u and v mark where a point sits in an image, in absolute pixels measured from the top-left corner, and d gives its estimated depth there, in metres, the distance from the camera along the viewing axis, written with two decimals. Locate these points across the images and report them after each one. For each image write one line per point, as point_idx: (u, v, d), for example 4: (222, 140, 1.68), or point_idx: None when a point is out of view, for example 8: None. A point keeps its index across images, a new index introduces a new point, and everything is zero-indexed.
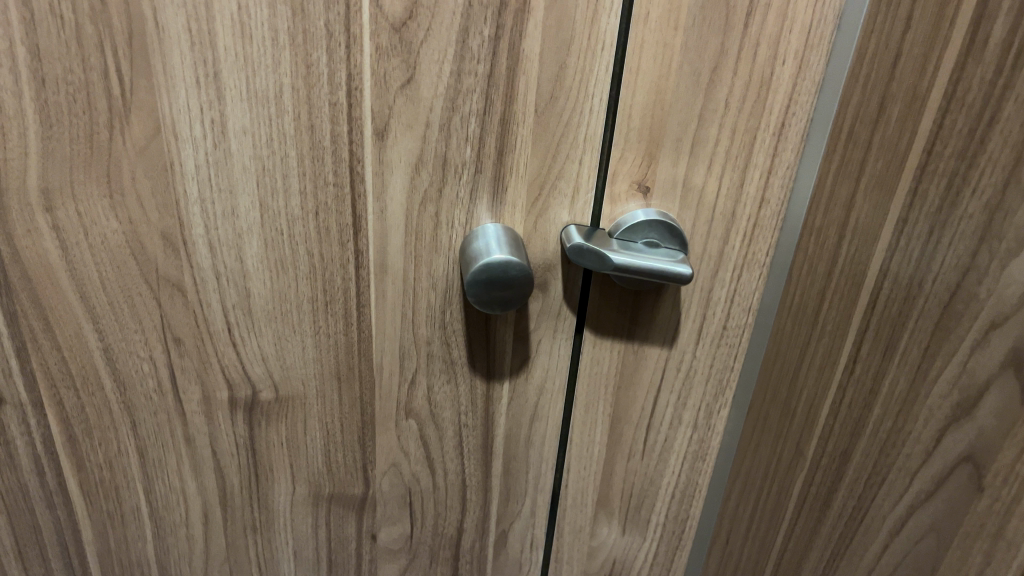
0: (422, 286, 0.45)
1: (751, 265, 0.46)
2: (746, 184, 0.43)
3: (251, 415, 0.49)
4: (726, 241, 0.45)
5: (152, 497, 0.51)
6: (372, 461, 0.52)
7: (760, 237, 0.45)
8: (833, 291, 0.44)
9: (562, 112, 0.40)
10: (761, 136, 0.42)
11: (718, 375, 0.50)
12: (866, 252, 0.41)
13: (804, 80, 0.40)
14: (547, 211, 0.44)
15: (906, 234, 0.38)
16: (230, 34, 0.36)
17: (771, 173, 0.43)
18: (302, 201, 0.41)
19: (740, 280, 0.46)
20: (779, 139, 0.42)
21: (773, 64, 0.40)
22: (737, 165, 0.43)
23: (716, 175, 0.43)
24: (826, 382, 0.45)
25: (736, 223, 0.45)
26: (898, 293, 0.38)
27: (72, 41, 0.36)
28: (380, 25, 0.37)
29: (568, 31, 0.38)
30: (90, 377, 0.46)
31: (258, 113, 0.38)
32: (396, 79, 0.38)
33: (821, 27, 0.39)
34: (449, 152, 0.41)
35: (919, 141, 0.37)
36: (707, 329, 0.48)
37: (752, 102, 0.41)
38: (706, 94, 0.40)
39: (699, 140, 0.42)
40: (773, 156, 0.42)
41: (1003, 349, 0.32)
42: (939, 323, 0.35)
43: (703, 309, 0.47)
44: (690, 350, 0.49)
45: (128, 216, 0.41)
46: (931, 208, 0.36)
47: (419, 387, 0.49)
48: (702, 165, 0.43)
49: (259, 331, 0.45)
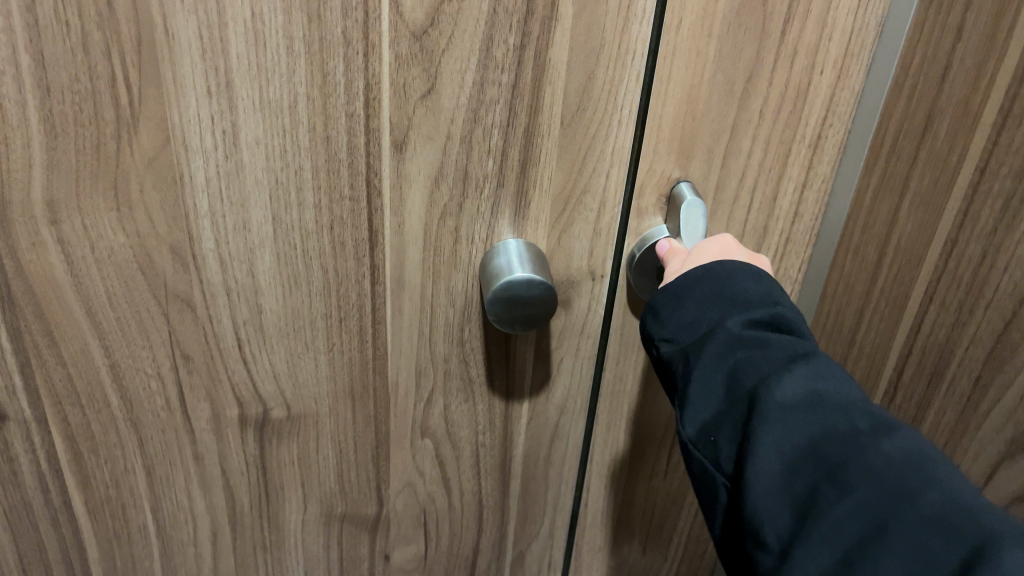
0: (440, 302, 0.43)
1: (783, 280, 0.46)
2: (779, 199, 0.42)
3: (262, 433, 0.47)
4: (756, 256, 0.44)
5: (160, 515, 0.50)
6: (386, 480, 0.51)
7: (793, 252, 0.45)
8: (872, 310, 0.44)
9: (589, 124, 0.38)
10: (796, 148, 0.40)
11: None
12: (909, 274, 0.41)
13: (843, 89, 0.39)
14: (571, 226, 0.42)
15: (955, 257, 0.38)
16: (243, 42, 0.34)
17: (806, 186, 0.42)
18: (317, 214, 0.40)
19: None
20: (814, 150, 0.41)
21: (812, 73, 0.38)
22: (770, 177, 0.41)
23: (749, 188, 0.41)
24: None
25: (768, 237, 0.44)
26: (945, 318, 0.39)
27: (78, 48, 0.34)
28: (400, 32, 0.35)
29: (599, 39, 0.36)
30: (96, 394, 0.44)
31: (272, 123, 0.37)
32: (416, 89, 0.37)
33: (863, 34, 0.37)
34: (470, 164, 0.39)
35: (969, 157, 0.36)
36: None
37: (788, 112, 0.39)
38: (741, 105, 0.39)
39: (732, 152, 0.40)
40: (809, 168, 0.41)
41: None
42: (992, 350, 0.37)
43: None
44: None
45: (136, 230, 0.39)
46: (985, 230, 0.36)
47: (436, 406, 0.48)
48: (734, 177, 0.41)
49: (271, 348, 0.44)
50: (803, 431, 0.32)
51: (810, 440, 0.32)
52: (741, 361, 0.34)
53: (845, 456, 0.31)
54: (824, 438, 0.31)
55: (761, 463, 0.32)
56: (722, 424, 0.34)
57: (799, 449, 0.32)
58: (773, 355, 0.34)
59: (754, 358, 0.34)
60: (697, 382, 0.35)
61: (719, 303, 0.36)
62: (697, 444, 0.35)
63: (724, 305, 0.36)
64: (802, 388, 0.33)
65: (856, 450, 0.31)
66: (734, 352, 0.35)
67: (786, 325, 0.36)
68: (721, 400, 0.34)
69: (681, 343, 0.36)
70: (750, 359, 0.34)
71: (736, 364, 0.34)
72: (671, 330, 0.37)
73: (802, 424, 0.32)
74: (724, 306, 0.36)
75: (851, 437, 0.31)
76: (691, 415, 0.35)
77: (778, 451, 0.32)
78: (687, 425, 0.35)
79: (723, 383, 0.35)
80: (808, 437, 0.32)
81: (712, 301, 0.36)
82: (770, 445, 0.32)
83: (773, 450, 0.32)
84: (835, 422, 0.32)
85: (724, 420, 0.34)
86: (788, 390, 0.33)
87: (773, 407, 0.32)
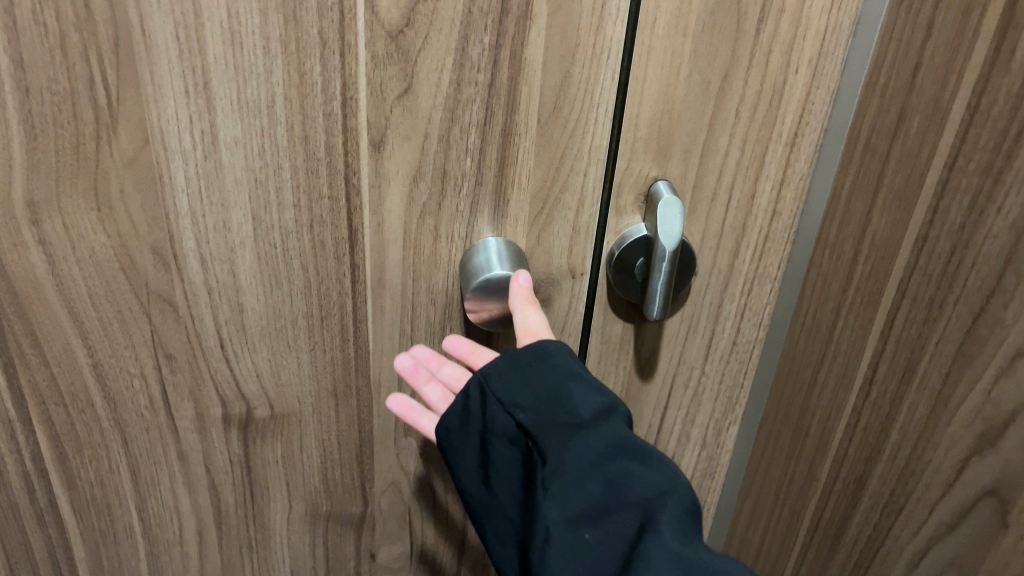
0: (421, 301, 0.44)
1: (763, 278, 0.46)
2: (758, 197, 0.43)
3: (245, 432, 0.47)
4: (736, 255, 0.45)
5: (146, 514, 0.50)
6: (371, 479, 0.51)
7: (772, 251, 0.45)
8: (848, 307, 0.45)
9: (566, 123, 0.39)
10: (773, 147, 0.41)
11: (727, 389, 0.51)
12: (884, 269, 0.41)
13: (819, 88, 0.40)
14: (550, 225, 0.42)
15: (926, 252, 0.39)
16: (220, 43, 0.35)
17: (783, 185, 0.43)
18: (297, 213, 0.40)
19: (750, 294, 0.47)
20: (791, 149, 0.41)
21: (786, 71, 0.39)
22: (748, 175, 0.42)
23: (726, 186, 0.42)
24: (840, 404, 0.46)
25: (746, 236, 0.44)
26: (919, 313, 0.40)
27: (56, 49, 0.34)
28: (376, 33, 0.35)
29: (573, 39, 0.36)
30: (80, 393, 0.44)
31: (250, 123, 0.37)
32: (392, 89, 0.37)
33: (836, 34, 0.38)
34: (448, 163, 0.39)
35: (940, 153, 0.37)
36: (718, 343, 0.49)
37: (764, 112, 0.40)
38: (717, 103, 0.39)
39: (709, 150, 0.41)
40: (785, 168, 0.42)
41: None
42: (961, 345, 0.37)
43: (711, 322, 0.47)
44: (699, 367, 0.50)
45: (117, 230, 0.39)
46: (954, 223, 0.37)
47: None
48: (712, 175, 0.42)
49: (253, 347, 0.44)
50: (686, 548, 0.36)
51: (694, 557, 0.35)
52: (622, 462, 0.38)
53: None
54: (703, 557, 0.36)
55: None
56: (595, 519, 0.37)
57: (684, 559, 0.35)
58: (648, 465, 0.38)
59: (633, 464, 0.38)
60: (576, 474, 0.37)
61: (598, 396, 0.39)
62: (564, 529, 0.37)
63: (590, 394, 0.39)
64: (674, 507, 0.37)
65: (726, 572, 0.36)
66: (617, 452, 0.38)
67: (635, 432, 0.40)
68: (593, 492, 0.37)
69: (552, 423, 0.38)
70: (631, 467, 0.38)
71: (618, 464, 0.38)
72: (533, 406, 0.38)
73: (683, 538, 0.36)
74: (588, 394, 0.39)
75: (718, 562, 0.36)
76: (561, 499, 0.37)
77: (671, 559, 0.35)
78: (555, 510, 0.37)
79: (600, 480, 0.37)
80: (692, 554, 0.36)
81: (591, 393, 0.39)
82: (663, 551, 0.35)
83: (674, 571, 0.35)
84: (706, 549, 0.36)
85: (593, 517, 0.37)
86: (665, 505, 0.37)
87: (662, 519, 0.36)
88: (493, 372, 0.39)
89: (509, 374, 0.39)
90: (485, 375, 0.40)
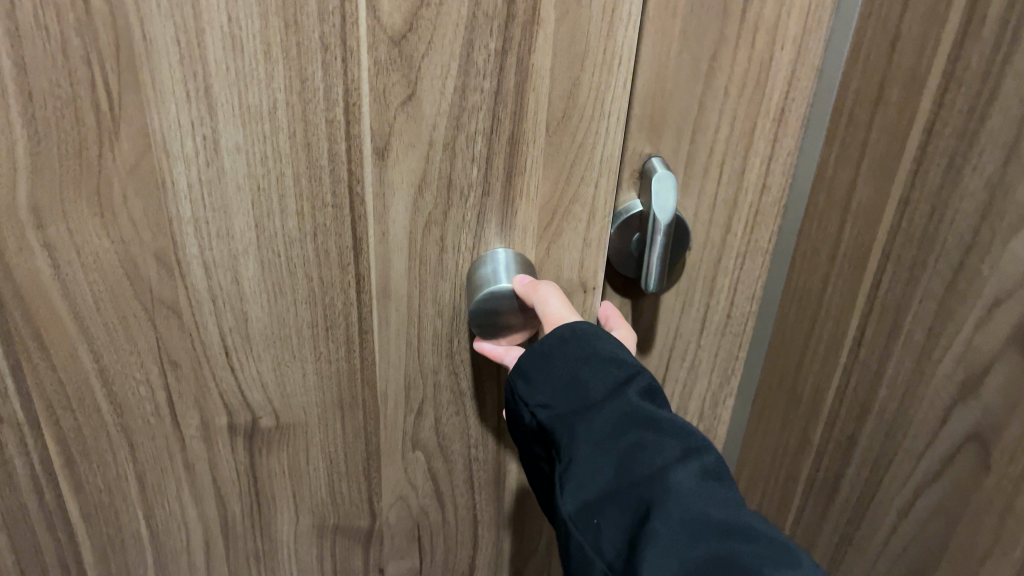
0: (428, 312, 0.43)
1: (755, 252, 0.48)
2: (746, 171, 0.45)
3: (251, 442, 0.47)
4: (728, 229, 0.47)
5: (153, 522, 0.50)
6: (378, 493, 0.50)
7: (762, 225, 0.47)
8: (837, 273, 0.48)
9: (575, 131, 0.37)
10: (761, 124, 0.43)
11: (724, 359, 0.53)
12: (866, 238, 0.46)
13: (804, 63, 0.42)
14: (560, 236, 0.41)
15: (909, 211, 0.43)
16: (220, 47, 0.34)
17: (772, 161, 0.45)
18: (300, 222, 0.39)
19: (743, 267, 0.49)
20: (779, 124, 0.43)
21: (772, 52, 0.41)
22: (738, 152, 0.44)
23: (718, 162, 0.44)
24: (834, 356, 0.50)
25: (737, 212, 0.46)
26: (906, 256, 0.44)
27: (58, 54, 0.34)
28: (378, 38, 0.34)
29: (582, 46, 0.35)
30: (86, 398, 0.44)
31: (252, 130, 0.36)
32: (396, 95, 0.36)
33: (819, 12, 0.40)
34: (455, 173, 0.38)
35: (919, 115, 0.41)
36: (713, 316, 0.51)
37: (752, 91, 0.42)
38: (706, 83, 0.41)
39: (701, 129, 0.43)
40: (773, 144, 0.44)
41: (1005, 324, 0.39)
42: (954, 280, 0.41)
43: (706, 295, 0.50)
44: (696, 336, 0.52)
45: (121, 235, 0.39)
46: (933, 185, 0.41)
47: (426, 419, 0.47)
48: (703, 151, 0.44)
49: (258, 356, 0.43)
50: (695, 510, 0.34)
51: (705, 519, 0.33)
52: (629, 436, 0.36)
53: (732, 543, 0.33)
54: (718, 519, 0.33)
55: (658, 544, 0.33)
56: (609, 502, 0.36)
57: (691, 521, 0.33)
58: (662, 433, 0.36)
59: (644, 433, 0.36)
60: (586, 456, 0.37)
61: (605, 377, 0.38)
62: (579, 518, 0.36)
63: (600, 370, 0.38)
64: (692, 475, 0.35)
65: (741, 535, 0.33)
66: (624, 426, 0.37)
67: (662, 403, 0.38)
68: (606, 472, 0.36)
69: (567, 411, 0.38)
70: (642, 437, 0.36)
71: (627, 437, 0.36)
72: (550, 398, 0.39)
73: (692, 501, 0.34)
74: (600, 370, 0.38)
75: (733, 524, 0.33)
76: (575, 488, 0.36)
77: (674, 523, 0.33)
78: (570, 499, 0.36)
79: (611, 458, 0.36)
80: (704, 517, 0.33)
81: (597, 374, 0.38)
82: (668, 517, 0.33)
83: (679, 536, 0.33)
84: (723, 511, 0.34)
85: (609, 499, 0.36)
86: (679, 473, 0.35)
87: (671, 485, 0.34)
88: (517, 376, 0.40)
89: (528, 372, 0.40)
90: (514, 381, 0.41)
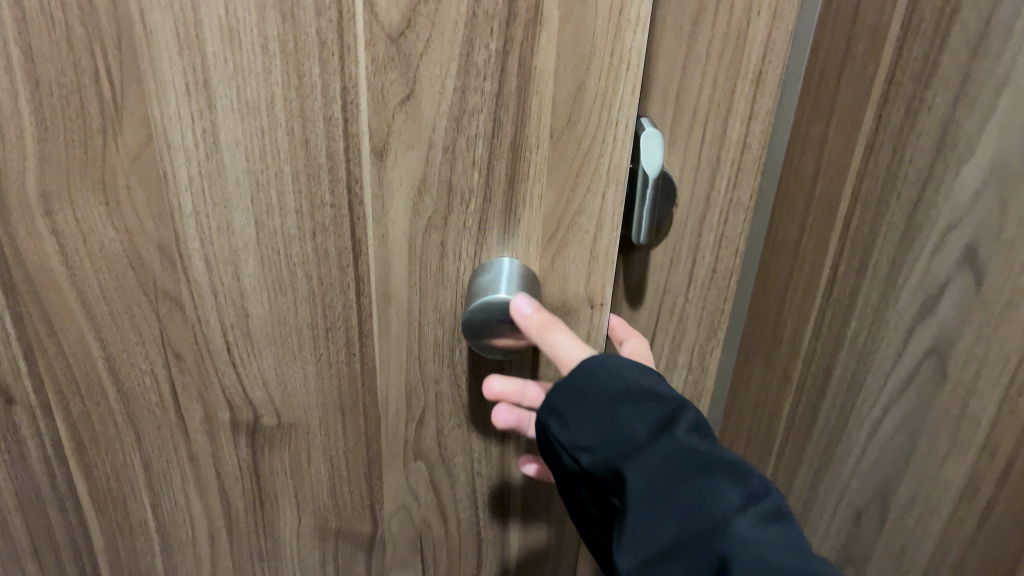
0: (429, 319, 0.41)
1: (736, 208, 0.48)
2: (728, 131, 0.45)
3: (253, 439, 0.46)
4: (711, 185, 0.47)
5: (160, 512, 0.50)
6: (379, 500, 0.49)
7: (744, 180, 0.47)
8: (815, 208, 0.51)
9: (581, 138, 0.36)
10: (740, 85, 0.44)
11: (710, 317, 0.52)
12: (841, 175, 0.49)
13: (780, 27, 0.42)
14: (566, 248, 0.39)
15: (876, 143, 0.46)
16: (218, 40, 0.34)
17: (752, 120, 0.45)
18: (299, 220, 0.38)
19: (726, 223, 0.48)
20: (757, 87, 0.44)
21: (749, 14, 0.42)
22: (720, 113, 0.44)
23: (701, 123, 0.45)
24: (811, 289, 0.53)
25: (720, 168, 0.46)
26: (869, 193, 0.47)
27: (63, 43, 0.34)
28: (375, 34, 0.34)
29: (587, 48, 0.33)
30: (94, 385, 0.45)
31: (251, 125, 0.36)
32: (394, 94, 0.35)
33: None
34: (455, 177, 0.37)
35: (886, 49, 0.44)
36: (698, 273, 0.50)
37: (731, 53, 0.43)
38: (689, 44, 0.42)
39: (684, 89, 0.44)
40: (753, 104, 0.44)
41: (958, 247, 0.43)
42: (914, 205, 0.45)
43: (692, 251, 0.49)
44: (683, 293, 0.51)
45: (125, 226, 0.39)
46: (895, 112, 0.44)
47: (428, 428, 0.45)
48: (687, 113, 0.45)
49: (259, 354, 0.43)
50: (763, 560, 0.33)
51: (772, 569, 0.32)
52: (687, 486, 0.34)
53: None
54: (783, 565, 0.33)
55: None
56: (672, 557, 0.34)
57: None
58: (717, 476, 0.35)
59: (699, 477, 0.35)
60: (643, 511, 0.35)
61: (647, 417, 0.35)
62: None
63: (643, 412, 0.35)
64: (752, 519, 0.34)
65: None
66: (678, 474, 0.35)
67: (705, 432, 0.36)
68: (666, 527, 0.34)
69: (611, 458, 0.35)
70: (699, 485, 0.34)
71: (685, 487, 0.34)
72: (590, 444, 0.36)
73: (758, 551, 0.33)
74: (642, 409, 0.35)
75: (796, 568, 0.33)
76: (634, 544, 0.35)
77: None
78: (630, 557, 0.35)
79: (669, 512, 0.34)
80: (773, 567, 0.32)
81: (640, 416, 0.35)
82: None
83: None
84: (784, 552, 0.33)
85: (673, 555, 0.34)
86: (742, 522, 0.34)
87: (735, 537, 0.33)
88: (547, 416, 0.37)
89: (561, 414, 0.36)
90: (544, 420, 0.37)
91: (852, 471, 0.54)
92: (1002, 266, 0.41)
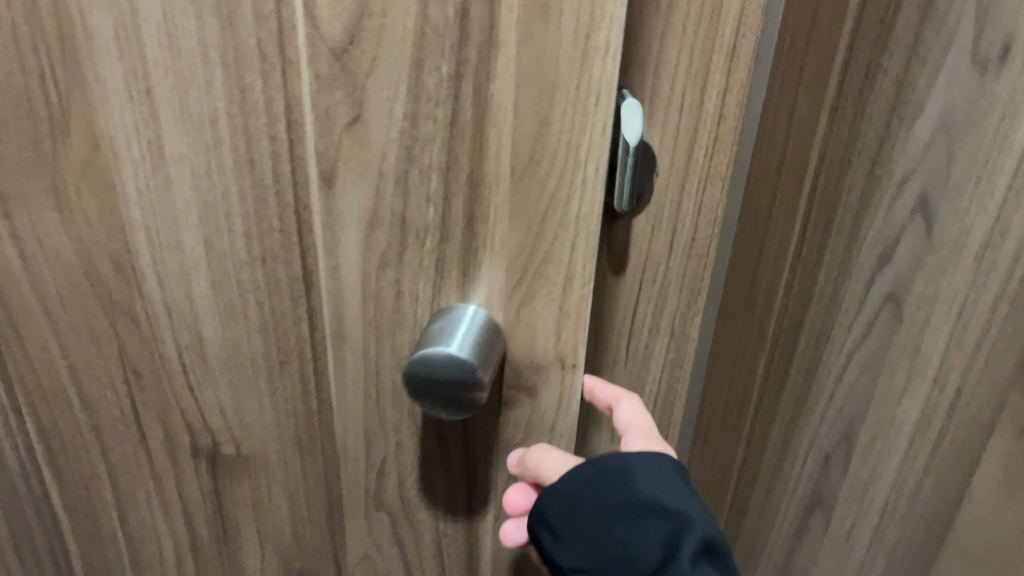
0: (386, 363, 0.37)
1: (714, 176, 0.40)
2: (705, 102, 0.38)
3: (214, 466, 0.44)
4: (689, 151, 0.39)
5: (128, 527, 0.48)
6: (342, 547, 0.45)
7: (723, 146, 0.39)
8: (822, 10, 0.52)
9: (545, 180, 0.31)
10: (715, 57, 0.37)
11: (689, 289, 0.44)
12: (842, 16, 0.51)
13: None
14: (533, 301, 0.34)
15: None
16: (158, 47, 0.31)
17: (727, 91, 0.38)
18: (248, 244, 0.36)
19: (705, 189, 0.40)
20: (732, 58, 0.37)
21: None
22: (695, 81, 0.38)
23: (677, 89, 0.38)
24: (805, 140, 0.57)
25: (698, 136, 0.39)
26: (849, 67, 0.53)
27: (9, 42, 0.33)
28: (317, 50, 0.30)
29: (549, 79, 0.29)
30: (59, 393, 0.43)
31: (195, 139, 0.33)
32: (340, 117, 0.31)
33: None
34: (408, 212, 0.33)
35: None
36: (678, 239, 0.42)
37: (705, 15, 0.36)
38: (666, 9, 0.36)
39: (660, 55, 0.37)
40: (728, 67, 0.37)
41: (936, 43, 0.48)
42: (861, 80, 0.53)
43: (672, 217, 0.41)
44: (662, 262, 0.43)
45: (79, 235, 0.37)
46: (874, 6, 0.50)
47: (389, 479, 0.41)
48: (663, 83, 0.38)
49: (215, 379, 0.40)
50: None
51: None
52: None
53: None
54: None
55: None
56: None
57: None
58: None
59: None
60: None
61: (651, 538, 0.35)
62: None
63: (642, 528, 0.36)
64: None
65: None
66: None
67: (716, 549, 0.36)
68: None
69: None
70: None
71: None
72: (590, 561, 0.36)
73: None
74: (642, 525, 0.36)
75: None
76: None
77: None
78: None
79: None
80: None
81: (642, 535, 0.35)
82: None
83: None
84: None
85: None
86: None
87: None
88: (545, 531, 0.37)
89: (562, 529, 0.37)
90: (541, 535, 0.38)
91: (836, 382, 0.63)
92: (982, 187, 0.51)
